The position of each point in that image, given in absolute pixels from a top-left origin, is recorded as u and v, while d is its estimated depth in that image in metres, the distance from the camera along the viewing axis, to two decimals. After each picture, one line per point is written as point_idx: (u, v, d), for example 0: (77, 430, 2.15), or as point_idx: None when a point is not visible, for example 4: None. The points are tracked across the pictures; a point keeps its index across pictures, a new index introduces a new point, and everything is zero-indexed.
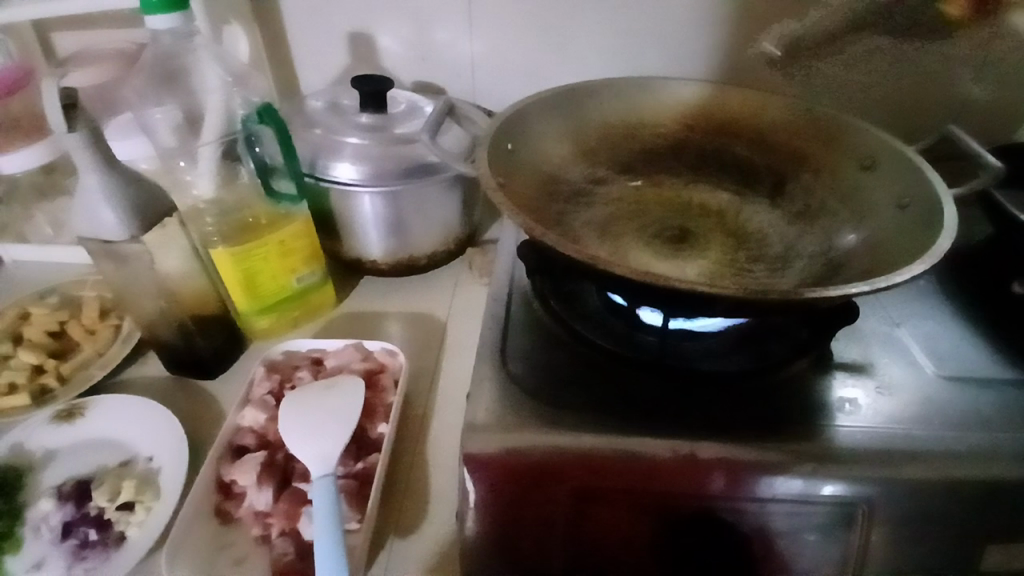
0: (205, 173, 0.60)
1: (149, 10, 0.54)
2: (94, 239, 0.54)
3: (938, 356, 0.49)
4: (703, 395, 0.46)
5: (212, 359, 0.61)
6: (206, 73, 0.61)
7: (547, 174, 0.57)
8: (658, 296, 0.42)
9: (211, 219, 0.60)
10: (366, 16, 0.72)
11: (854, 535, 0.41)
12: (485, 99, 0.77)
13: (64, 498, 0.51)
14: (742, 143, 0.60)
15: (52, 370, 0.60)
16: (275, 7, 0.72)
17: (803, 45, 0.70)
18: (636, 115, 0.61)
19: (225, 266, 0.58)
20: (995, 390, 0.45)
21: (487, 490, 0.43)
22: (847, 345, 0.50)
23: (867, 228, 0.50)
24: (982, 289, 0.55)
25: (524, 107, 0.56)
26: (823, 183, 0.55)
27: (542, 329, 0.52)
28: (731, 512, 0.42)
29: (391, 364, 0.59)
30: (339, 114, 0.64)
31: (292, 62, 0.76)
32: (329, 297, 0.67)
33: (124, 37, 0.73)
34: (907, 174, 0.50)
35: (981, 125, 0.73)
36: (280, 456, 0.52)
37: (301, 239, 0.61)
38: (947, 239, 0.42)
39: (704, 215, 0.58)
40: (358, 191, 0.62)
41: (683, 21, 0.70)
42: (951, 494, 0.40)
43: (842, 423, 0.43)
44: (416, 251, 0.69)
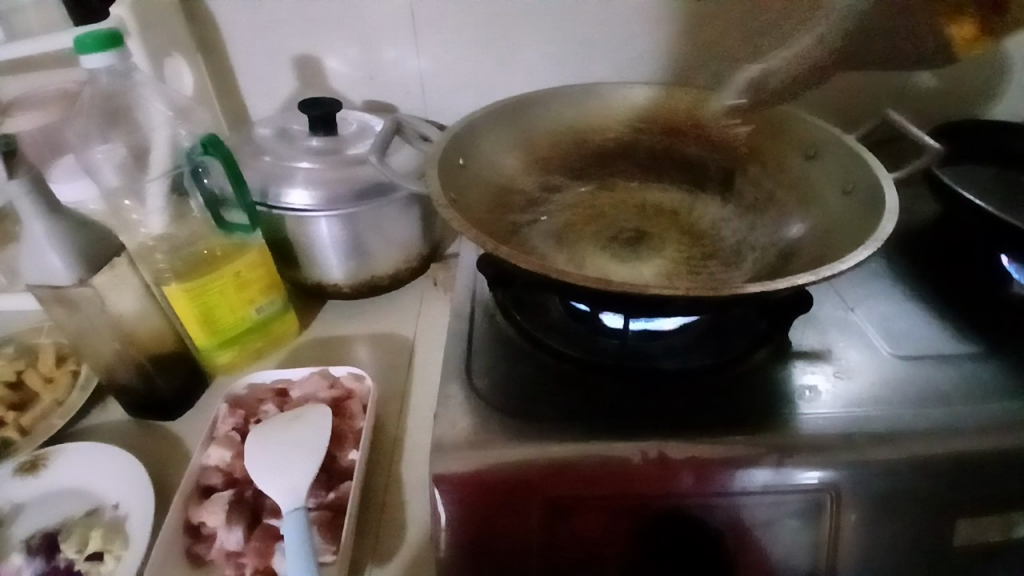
0: (155, 210, 0.59)
1: (84, 50, 0.53)
2: (43, 286, 0.52)
3: (894, 336, 0.50)
4: (669, 393, 0.46)
5: (174, 400, 0.59)
6: (148, 108, 0.60)
7: (500, 186, 0.57)
8: (615, 301, 0.42)
9: (162, 255, 0.59)
10: (310, 38, 0.72)
11: (826, 521, 0.42)
12: (437, 114, 0.77)
13: (33, 551, 0.49)
14: (689, 141, 0.61)
15: (12, 421, 0.58)
16: (217, 36, 0.71)
17: (744, 41, 0.71)
18: (585, 121, 0.62)
19: (180, 304, 0.57)
20: (950, 365, 0.46)
21: (460, 510, 0.42)
22: (805, 333, 0.51)
23: (815, 216, 0.50)
24: (934, 266, 0.56)
25: (472, 121, 0.56)
26: (770, 174, 0.56)
27: (507, 341, 0.52)
28: (704, 508, 0.42)
29: (358, 388, 0.58)
30: (288, 140, 0.64)
31: (239, 90, 0.75)
32: (292, 326, 0.66)
33: (63, 77, 0.72)
34: (848, 160, 0.51)
35: (924, 107, 0.74)
36: (248, 492, 0.51)
37: (258, 269, 0.60)
38: (889, 222, 0.43)
39: (659, 215, 0.58)
40: (313, 216, 0.61)
41: (626, 25, 0.70)
42: (915, 472, 0.41)
43: (805, 411, 0.44)
44: (377, 272, 0.68)
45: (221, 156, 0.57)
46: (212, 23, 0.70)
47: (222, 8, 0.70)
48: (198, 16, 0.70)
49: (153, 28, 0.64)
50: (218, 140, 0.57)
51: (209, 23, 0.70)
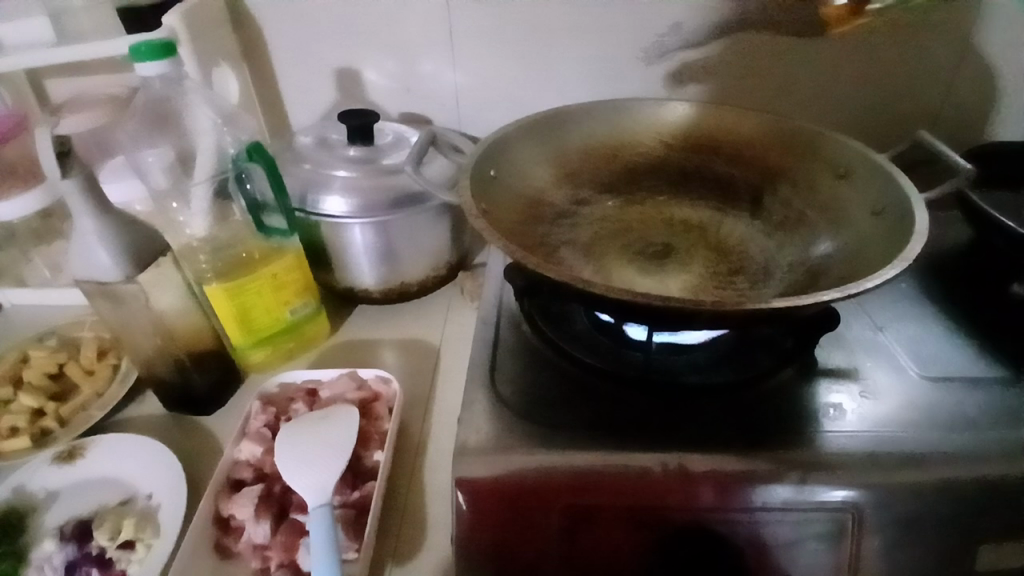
0: (198, 212, 0.62)
1: (139, 57, 0.56)
2: (90, 280, 0.54)
3: (923, 359, 0.49)
4: (692, 408, 0.47)
5: (208, 396, 0.61)
6: (196, 115, 0.63)
7: (531, 198, 0.58)
8: (640, 313, 0.43)
9: (204, 257, 0.61)
10: (350, 51, 0.74)
11: (847, 541, 0.42)
12: (470, 127, 0.79)
13: (66, 538, 0.51)
14: (719, 159, 0.61)
15: (52, 412, 0.60)
16: (262, 46, 0.74)
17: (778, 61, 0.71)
18: (616, 137, 0.62)
19: (219, 302, 0.59)
20: (980, 389, 0.46)
21: (481, 514, 0.43)
22: (831, 352, 0.51)
23: (844, 236, 0.51)
24: (965, 290, 0.55)
25: (505, 134, 0.57)
26: (800, 193, 0.56)
27: (532, 350, 0.53)
28: (723, 523, 0.42)
29: (385, 392, 0.59)
30: (327, 148, 0.66)
31: (280, 99, 0.78)
32: (322, 329, 0.68)
33: (116, 82, 0.75)
34: (880, 181, 0.51)
35: (960, 130, 0.74)
36: (277, 487, 0.52)
37: (294, 272, 0.62)
38: (919, 244, 0.43)
39: (687, 230, 0.59)
40: (348, 223, 0.63)
41: (660, 43, 0.71)
42: (941, 496, 0.41)
43: (829, 429, 0.44)
44: (407, 279, 0.70)
45: (265, 162, 0.59)
46: (259, 34, 0.73)
47: (268, 20, 0.73)
48: (246, 28, 0.73)
49: (204, 38, 0.67)
50: (263, 147, 0.60)
51: (255, 35, 0.74)
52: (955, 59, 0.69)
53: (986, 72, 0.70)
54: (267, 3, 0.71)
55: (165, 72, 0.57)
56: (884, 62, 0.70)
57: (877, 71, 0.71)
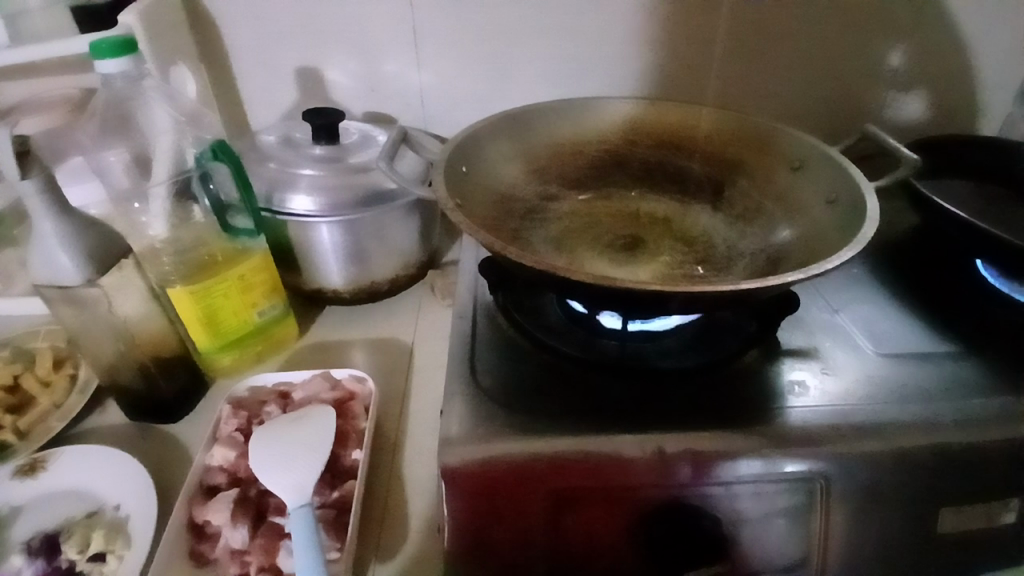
0: (157, 213, 0.60)
1: (99, 54, 0.54)
2: (51, 285, 0.52)
3: (878, 337, 0.52)
4: (667, 391, 0.48)
5: (175, 401, 0.60)
6: (153, 112, 0.61)
7: (502, 194, 0.58)
8: (617, 299, 0.44)
9: (167, 258, 0.60)
10: (313, 51, 0.73)
11: (817, 508, 0.44)
12: (435, 126, 0.79)
13: (33, 553, 0.49)
14: (680, 154, 0.63)
15: (11, 424, 0.57)
16: (221, 46, 0.73)
17: (732, 61, 0.74)
18: (581, 134, 0.64)
19: (184, 305, 0.58)
20: (932, 364, 0.49)
21: (466, 503, 0.44)
22: (793, 333, 0.53)
23: (802, 223, 0.53)
24: (913, 274, 0.59)
25: (475, 130, 0.58)
26: (758, 185, 0.59)
27: (508, 341, 0.53)
28: (700, 498, 0.44)
29: (360, 390, 0.59)
30: (292, 147, 0.65)
31: (240, 99, 0.77)
32: (291, 331, 0.67)
33: (67, 82, 0.73)
34: (832, 173, 0.54)
35: (900, 125, 0.78)
36: (252, 491, 0.51)
37: (261, 273, 0.61)
38: (872, 227, 0.45)
39: (653, 222, 0.61)
40: (316, 222, 0.62)
41: (620, 43, 0.73)
42: (900, 464, 0.43)
43: (793, 404, 0.46)
44: (377, 278, 0.69)
45: (230, 161, 0.58)
46: (217, 34, 0.72)
47: (227, 19, 0.71)
48: (204, 27, 0.72)
49: (162, 37, 0.65)
50: (227, 145, 0.59)
51: (214, 34, 0.72)
52: (894, 58, 0.74)
53: (922, 69, 0.74)
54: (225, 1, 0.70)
55: (127, 70, 0.55)
56: (828, 62, 0.74)
57: (822, 70, 0.75)
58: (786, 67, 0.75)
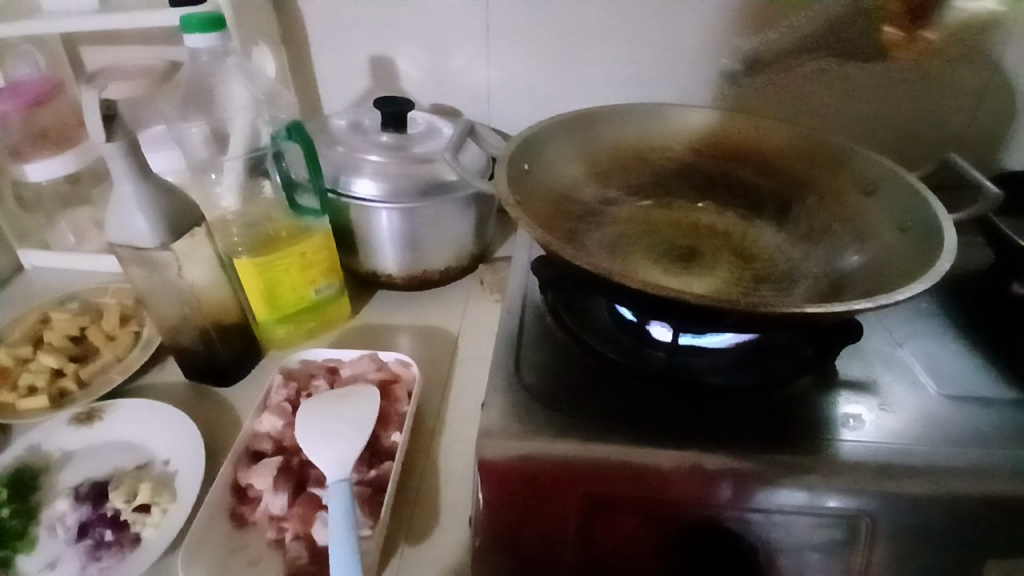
0: (230, 187, 0.62)
1: (189, 28, 0.57)
2: (126, 246, 0.55)
3: (941, 376, 0.50)
4: (714, 409, 0.47)
5: (230, 366, 0.62)
6: (229, 88, 0.64)
7: (562, 194, 0.58)
8: (672, 310, 0.43)
9: (237, 230, 0.62)
10: (387, 40, 0.75)
11: (858, 547, 0.43)
12: (499, 123, 0.80)
13: (81, 498, 0.52)
14: (744, 168, 0.62)
15: (71, 373, 0.61)
16: (300, 29, 0.75)
17: (807, 77, 0.72)
18: (645, 140, 0.63)
19: (248, 276, 0.60)
20: (998, 409, 0.47)
21: (499, 498, 0.44)
22: (850, 363, 0.52)
23: (870, 249, 0.51)
24: (983, 312, 0.56)
25: (541, 129, 0.58)
26: (826, 206, 0.57)
27: (555, 342, 0.54)
28: (737, 520, 0.43)
29: (405, 374, 0.60)
30: (360, 132, 0.67)
31: (314, 82, 0.79)
32: (343, 311, 0.69)
33: (154, 55, 0.77)
34: (907, 201, 0.52)
35: (983, 156, 0.75)
36: (295, 461, 0.53)
37: (321, 252, 0.62)
38: (947, 261, 0.44)
39: (712, 236, 0.60)
40: (377, 207, 0.64)
41: (691, 51, 0.72)
42: (954, 509, 0.42)
43: (845, 436, 0.45)
44: (429, 267, 0.70)
45: (302, 142, 0.60)
46: (298, 18, 0.74)
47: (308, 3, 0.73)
48: (285, 10, 0.74)
49: (245, 17, 0.68)
50: (300, 126, 0.60)
51: (293, 18, 0.75)
52: (984, 84, 0.70)
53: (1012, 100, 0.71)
54: None
55: (215, 45, 0.58)
56: (911, 86, 0.71)
57: (903, 93, 0.72)
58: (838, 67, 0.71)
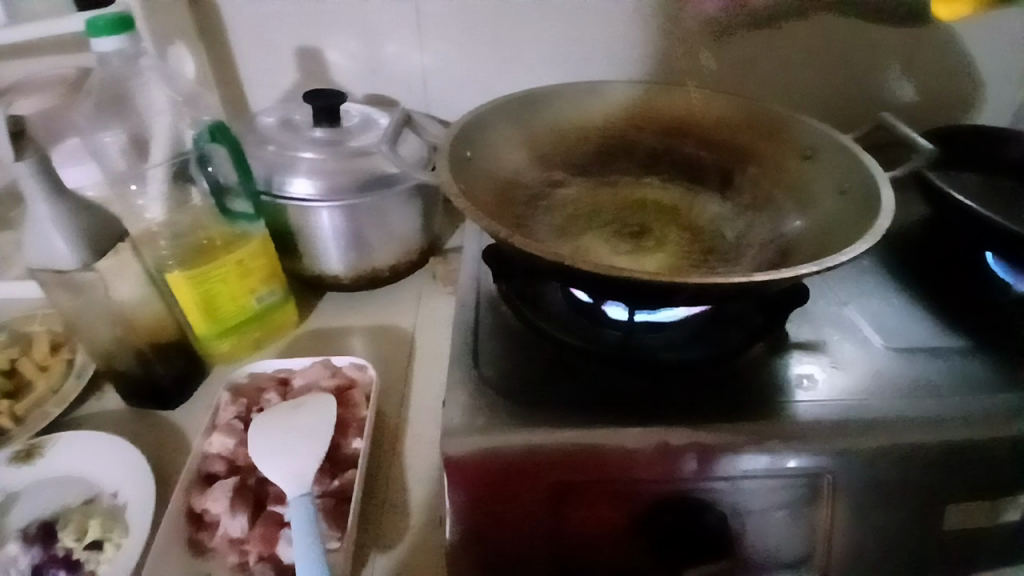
0: (155, 197, 0.59)
1: (95, 32, 0.52)
2: (47, 269, 0.51)
3: (887, 331, 0.51)
4: (675, 384, 0.47)
5: (173, 387, 0.59)
6: (149, 93, 0.60)
7: (506, 179, 0.57)
8: (625, 290, 0.43)
9: (165, 242, 0.58)
10: (313, 31, 0.72)
11: (822, 504, 0.44)
12: (438, 110, 0.77)
13: (30, 540, 0.48)
14: (685, 140, 0.62)
15: (7, 409, 0.56)
16: (218, 24, 0.71)
17: (740, 42, 0.72)
18: (585, 119, 0.63)
19: (182, 290, 0.57)
20: (942, 359, 0.48)
21: (465, 494, 0.43)
22: (801, 326, 0.52)
23: (812, 213, 0.52)
24: (925, 266, 0.58)
25: (479, 114, 0.57)
26: (768, 173, 0.58)
27: (511, 331, 0.53)
28: (704, 491, 0.43)
29: (361, 378, 0.58)
30: (291, 130, 0.64)
31: (240, 80, 0.75)
32: (290, 317, 0.66)
33: (63, 62, 0.71)
34: (845, 163, 0.52)
35: (911, 116, 0.77)
36: (252, 480, 0.51)
37: (260, 259, 0.59)
38: (886, 220, 0.44)
39: (660, 211, 0.59)
40: (315, 207, 0.61)
41: (625, 25, 0.72)
42: (910, 460, 0.43)
43: (801, 398, 0.45)
44: (377, 264, 0.68)
45: (229, 143, 0.57)
46: (215, 12, 0.70)
47: None
48: (201, 5, 0.70)
49: (157, 16, 0.64)
50: (225, 127, 0.57)
51: (209, 13, 0.70)
52: (908, 44, 0.72)
53: (931, 60, 0.73)
54: None
55: (124, 49, 0.54)
56: (839, 49, 0.73)
57: (832, 52, 0.73)
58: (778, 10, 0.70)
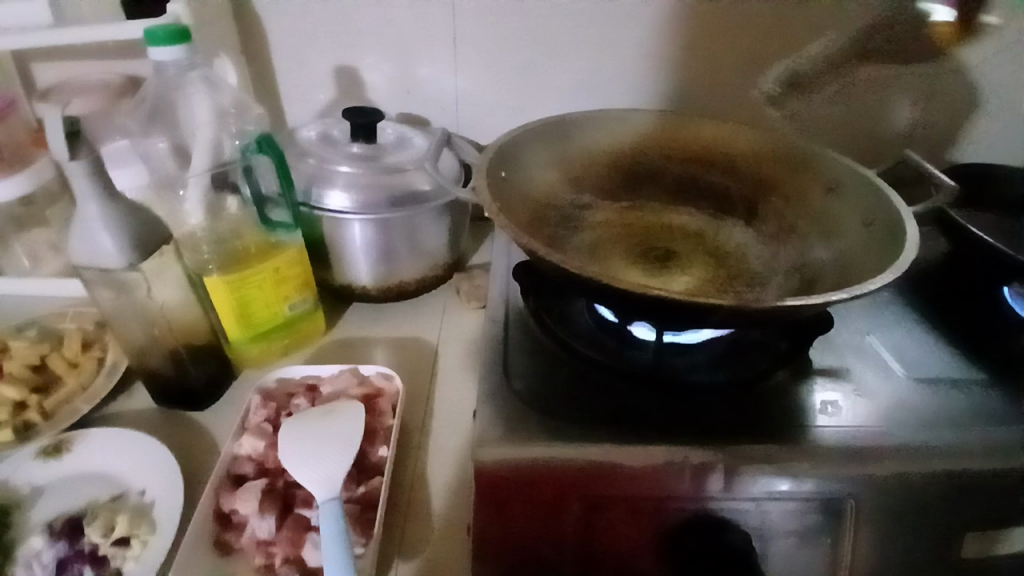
0: (194, 203, 0.60)
1: (154, 41, 0.55)
2: (92, 268, 0.52)
3: (908, 362, 0.52)
4: (702, 405, 0.48)
5: (203, 390, 0.60)
6: (191, 103, 0.62)
7: (538, 201, 0.59)
8: (655, 310, 0.44)
9: (208, 247, 0.60)
10: (352, 51, 0.74)
11: (845, 529, 0.44)
12: (468, 131, 0.80)
13: (56, 534, 0.49)
14: (711, 170, 0.64)
15: (35, 403, 0.58)
16: (262, 40, 0.74)
17: (766, 76, 0.74)
18: (615, 145, 0.64)
19: (219, 294, 0.58)
20: (962, 391, 0.49)
21: (494, 505, 0.44)
22: (823, 354, 0.54)
23: (836, 244, 0.54)
24: (943, 300, 0.59)
25: (515, 137, 0.59)
26: (792, 204, 0.59)
27: (539, 347, 0.54)
28: (730, 510, 0.44)
29: (388, 388, 0.59)
30: (330, 144, 0.65)
31: (277, 94, 0.77)
32: (318, 325, 0.67)
33: (108, 69, 0.74)
34: (869, 198, 0.54)
35: (931, 156, 0.78)
36: (280, 483, 0.51)
37: (296, 267, 0.61)
38: (912, 253, 0.46)
39: (686, 237, 0.61)
40: (350, 219, 0.63)
41: (654, 57, 0.74)
42: (931, 488, 0.44)
43: (826, 423, 0.46)
44: (405, 277, 0.70)
45: (274, 156, 0.58)
46: (259, 29, 0.73)
47: (270, 14, 0.72)
48: (246, 21, 0.73)
49: (205, 29, 0.66)
50: (272, 140, 0.59)
51: (254, 30, 0.73)
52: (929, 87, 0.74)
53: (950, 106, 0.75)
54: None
55: (180, 59, 0.56)
56: (862, 87, 0.74)
57: (854, 91, 0.75)
58: (803, 47, 0.72)
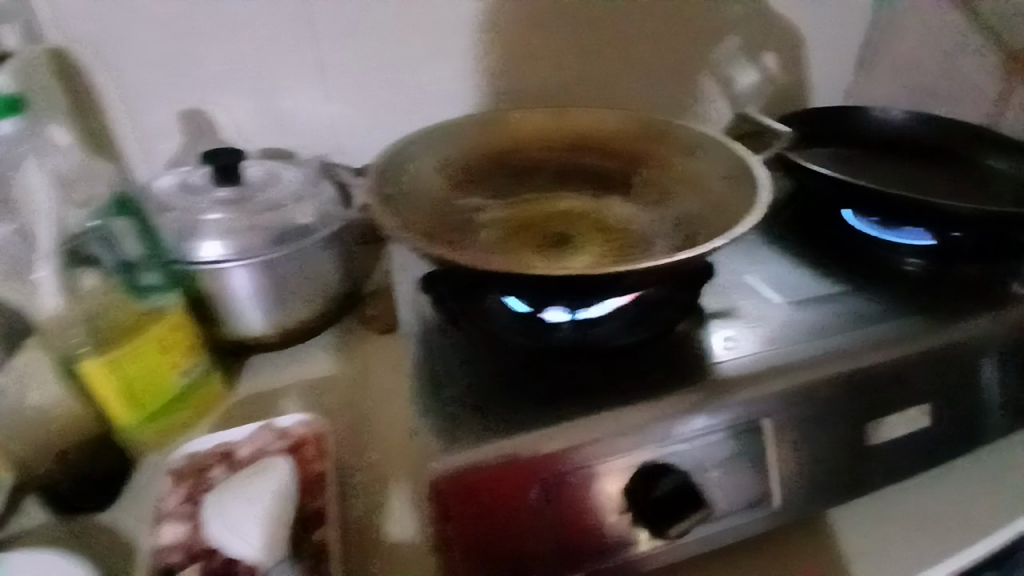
0: (50, 286, 0.54)
1: None
2: None
3: (786, 289, 0.58)
4: (626, 369, 0.50)
5: (104, 484, 0.55)
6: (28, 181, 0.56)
7: (431, 208, 0.59)
8: (567, 291, 0.46)
9: (74, 330, 0.54)
10: (198, 93, 0.70)
11: (772, 446, 0.48)
12: (349, 154, 0.77)
13: None
14: (585, 153, 0.68)
15: None
16: (93, 97, 0.68)
17: (612, 61, 0.80)
18: (491, 146, 0.66)
19: (99, 378, 0.52)
20: (835, 304, 0.55)
21: (455, 513, 0.43)
22: (716, 299, 0.58)
23: (705, 199, 0.59)
24: (801, 232, 0.66)
25: (390, 151, 0.58)
26: (663, 172, 0.64)
27: (459, 352, 0.54)
28: (675, 456, 0.46)
29: (309, 433, 0.56)
30: (191, 193, 0.61)
31: (121, 152, 0.71)
32: (217, 389, 0.62)
33: None
34: (724, 153, 0.59)
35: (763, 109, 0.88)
36: (215, 562, 0.46)
37: (179, 330, 0.56)
38: (768, 193, 0.51)
39: (575, 218, 0.63)
40: (228, 267, 0.59)
41: (507, 57, 0.77)
42: (834, 392, 0.49)
43: (735, 357, 0.50)
44: (300, 318, 0.66)
45: None
46: (88, 86, 0.67)
47: (96, 68, 0.66)
48: (71, 82, 0.67)
49: None
50: (129, 202, 0.60)
51: (82, 87, 0.67)
52: (749, 49, 0.83)
53: (768, 65, 0.85)
54: (93, 52, 0.66)
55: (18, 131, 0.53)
56: (694, 58, 0.82)
57: (692, 62, 0.82)
58: (636, 27, 0.78)
